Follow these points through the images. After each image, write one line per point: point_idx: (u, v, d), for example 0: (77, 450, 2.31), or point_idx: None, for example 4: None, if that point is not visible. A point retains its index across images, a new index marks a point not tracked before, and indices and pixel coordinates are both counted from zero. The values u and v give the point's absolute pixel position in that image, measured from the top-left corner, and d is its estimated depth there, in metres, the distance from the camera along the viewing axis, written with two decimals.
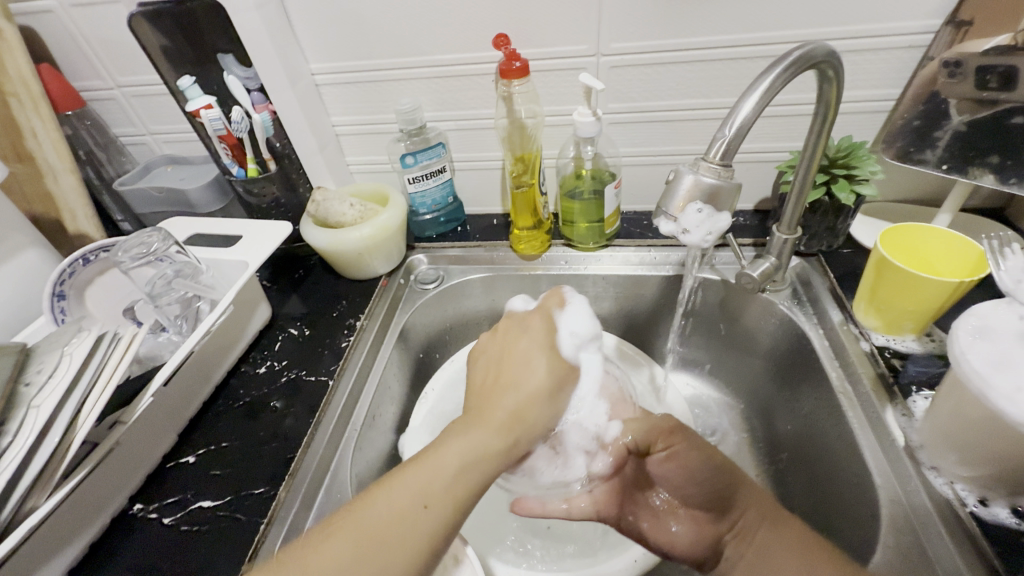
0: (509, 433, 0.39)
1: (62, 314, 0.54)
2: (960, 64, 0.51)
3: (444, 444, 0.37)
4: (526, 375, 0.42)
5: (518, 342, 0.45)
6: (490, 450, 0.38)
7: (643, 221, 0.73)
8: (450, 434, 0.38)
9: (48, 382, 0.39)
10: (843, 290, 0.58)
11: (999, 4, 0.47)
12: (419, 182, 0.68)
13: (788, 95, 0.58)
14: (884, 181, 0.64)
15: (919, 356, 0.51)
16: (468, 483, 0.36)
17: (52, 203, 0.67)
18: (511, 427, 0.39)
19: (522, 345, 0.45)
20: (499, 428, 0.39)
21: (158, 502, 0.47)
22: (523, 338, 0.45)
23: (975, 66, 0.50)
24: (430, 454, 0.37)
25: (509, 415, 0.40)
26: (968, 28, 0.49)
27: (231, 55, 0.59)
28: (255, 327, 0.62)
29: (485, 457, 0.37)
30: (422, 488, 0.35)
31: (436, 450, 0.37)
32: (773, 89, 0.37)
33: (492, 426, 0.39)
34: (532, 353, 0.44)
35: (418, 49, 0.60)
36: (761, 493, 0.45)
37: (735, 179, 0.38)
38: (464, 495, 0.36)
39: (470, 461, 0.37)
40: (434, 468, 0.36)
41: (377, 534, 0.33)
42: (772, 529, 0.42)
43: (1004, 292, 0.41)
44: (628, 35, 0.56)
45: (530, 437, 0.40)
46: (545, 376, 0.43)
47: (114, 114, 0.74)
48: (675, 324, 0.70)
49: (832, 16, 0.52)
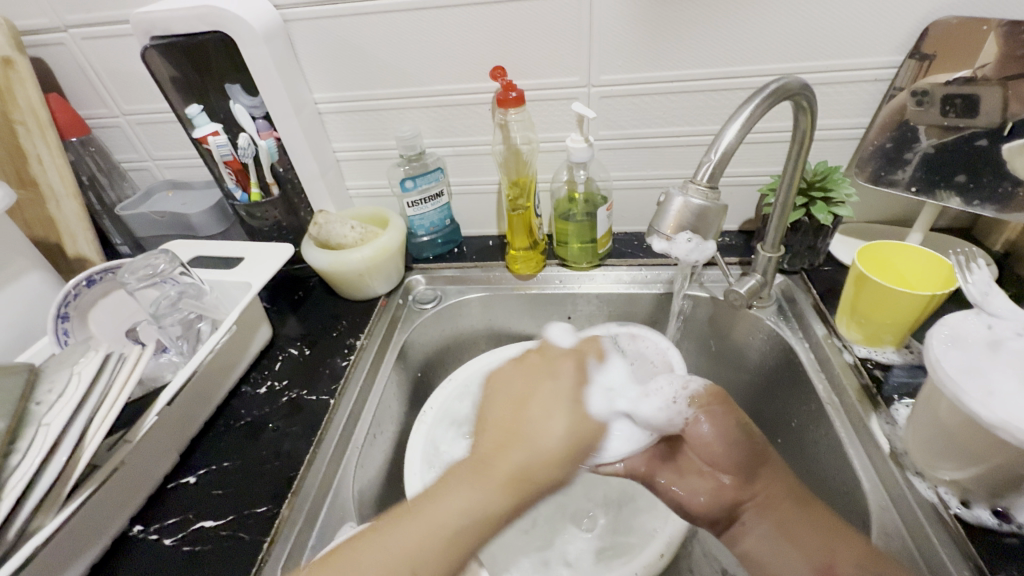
0: (509, 494, 0.36)
1: (65, 336, 0.55)
2: (927, 94, 0.55)
3: (444, 501, 0.36)
4: (542, 428, 0.39)
5: (546, 383, 0.41)
6: (491, 512, 0.36)
7: (634, 242, 0.76)
8: (453, 484, 0.37)
9: (58, 401, 0.40)
10: (826, 305, 0.61)
11: (958, 41, 0.52)
12: (418, 206, 0.70)
13: (766, 123, 0.62)
14: (859, 203, 0.68)
15: (899, 366, 0.53)
16: (463, 543, 0.35)
17: (53, 227, 0.67)
18: (515, 485, 0.37)
19: (549, 388, 0.41)
20: (510, 486, 0.37)
21: (159, 523, 0.47)
22: (550, 383, 0.41)
23: (940, 95, 0.55)
24: (428, 505, 0.36)
25: (514, 474, 0.37)
26: (931, 62, 0.54)
27: (238, 85, 0.62)
28: (256, 348, 0.62)
29: (485, 519, 0.36)
30: (414, 548, 0.34)
31: (435, 504, 0.36)
32: (754, 118, 0.40)
33: (494, 481, 0.37)
34: (550, 409, 0.40)
35: (418, 80, 0.63)
36: (784, 477, 0.46)
37: (721, 201, 0.41)
38: (456, 553, 0.35)
39: (466, 523, 0.35)
40: (438, 520, 0.35)
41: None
42: (795, 506, 0.44)
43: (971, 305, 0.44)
44: (617, 68, 0.60)
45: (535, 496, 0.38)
46: (564, 436, 0.39)
47: (118, 141, 0.76)
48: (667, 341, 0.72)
49: (804, 52, 0.56)
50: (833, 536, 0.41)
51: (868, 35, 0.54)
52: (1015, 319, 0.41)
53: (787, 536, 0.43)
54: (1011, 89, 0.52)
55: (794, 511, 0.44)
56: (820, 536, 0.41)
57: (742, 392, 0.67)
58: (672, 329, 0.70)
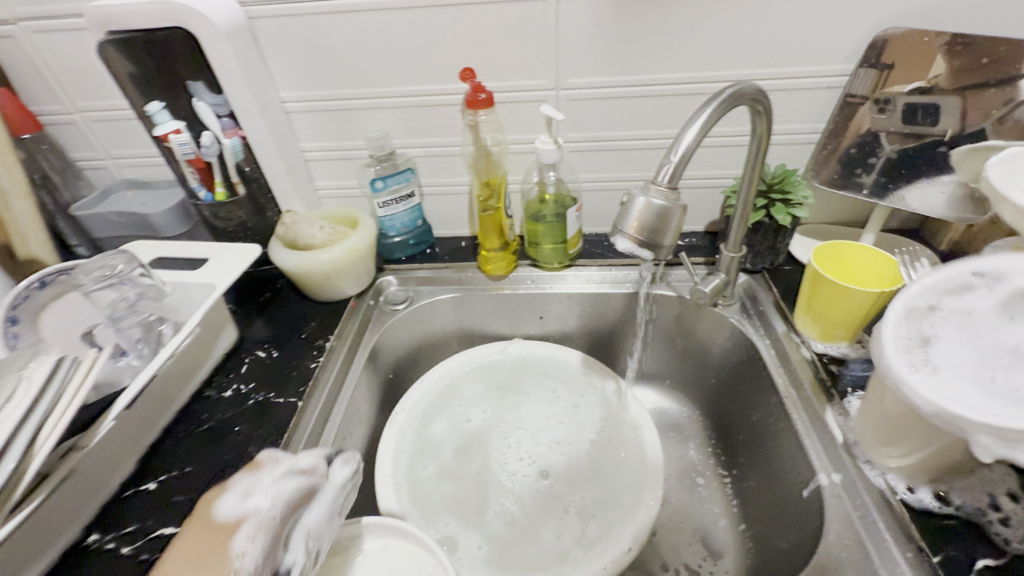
0: None
1: (14, 339, 0.52)
2: (889, 102, 0.58)
3: None
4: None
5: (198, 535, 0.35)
6: None
7: (604, 242, 0.77)
8: None
9: (6, 405, 0.38)
10: (785, 303, 0.63)
11: (917, 55, 0.55)
12: (388, 206, 0.70)
13: (727, 127, 0.64)
14: (816, 205, 0.71)
15: (852, 360, 0.56)
16: None
17: (3, 227, 0.65)
18: None
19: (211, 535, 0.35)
20: None
21: (115, 531, 0.45)
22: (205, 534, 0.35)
23: (902, 103, 0.58)
24: None
25: None
26: (890, 71, 0.57)
27: (201, 82, 0.61)
28: (219, 351, 0.61)
29: None
30: None
31: None
32: (710, 123, 0.42)
33: None
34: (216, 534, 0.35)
35: (388, 81, 0.63)
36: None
37: (681, 201, 0.42)
38: None
39: None
40: None
41: None
42: None
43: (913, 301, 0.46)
44: (584, 71, 0.61)
45: None
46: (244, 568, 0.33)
47: (73, 138, 0.73)
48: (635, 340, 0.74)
49: (760, 60, 0.58)
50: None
51: (820, 43, 0.57)
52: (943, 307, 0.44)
53: None
54: (968, 100, 0.55)
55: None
56: None
57: (707, 384, 0.71)
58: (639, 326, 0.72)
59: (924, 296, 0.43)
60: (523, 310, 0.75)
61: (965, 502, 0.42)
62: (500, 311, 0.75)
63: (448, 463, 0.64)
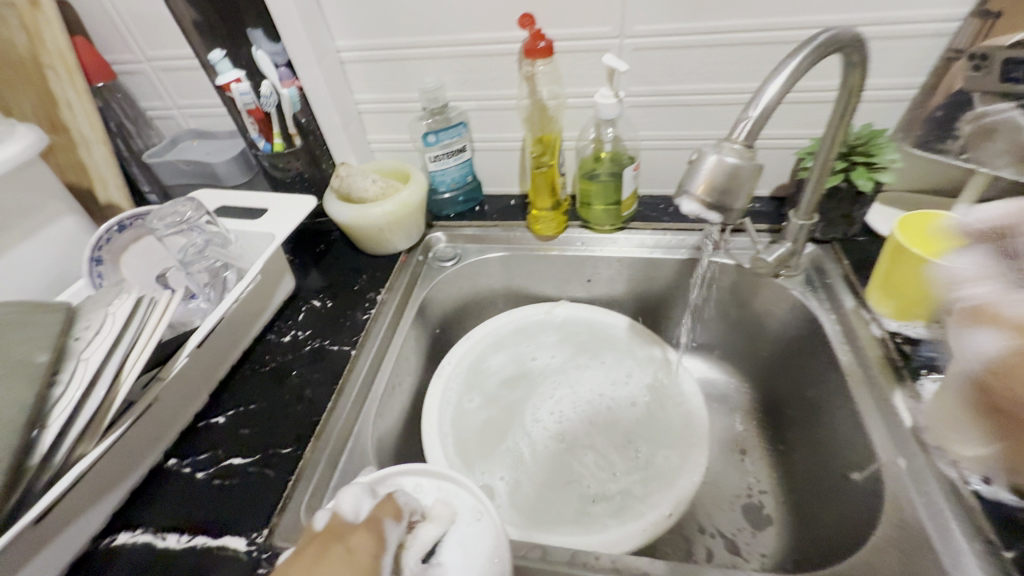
0: None
1: (100, 278, 0.56)
2: (985, 57, 0.51)
3: None
4: None
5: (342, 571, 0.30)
6: None
7: (659, 205, 0.73)
8: None
9: (96, 337, 0.41)
10: (857, 277, 0.59)
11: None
12: (440, 161, 0.69)
13: (809, 81, 0.58)
14: (902, 171, 0.64)
15: (929, 341, 0.51)
16: None
17: (85, 173, 0.69)
18: None
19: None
20: None
21: (191, 458, 0.49)
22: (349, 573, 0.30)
23: (1000, 59, 0.50)
24: None
25: None
26: (994, 20, 0.49)
27: (260, 30, 0.61)
28: (279, 299, 0.63)
29: None
30: None
31: None
32: (800, 72, 0.38)
33: None
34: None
35: (444, 29, 0.61)
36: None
37: (757, 161, 0.39)
38: None
39: None
40: None
41: None
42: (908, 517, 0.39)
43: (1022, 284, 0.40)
44: (652, 18, 0.56)
45: None
46: None
47: (143, 87, 0.75)
48: (690, 308, 0.71)
49: (857, 3, 0.52)
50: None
51: None
52: None
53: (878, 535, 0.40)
54: None
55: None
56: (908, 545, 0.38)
57: (761, 361, 0.68)
58: (696, 295, 0.69)
59: None
60: (572, 272, 0.73)
61: None
62: (548, 272, 0.74)
63: (491, 390, 0.66)
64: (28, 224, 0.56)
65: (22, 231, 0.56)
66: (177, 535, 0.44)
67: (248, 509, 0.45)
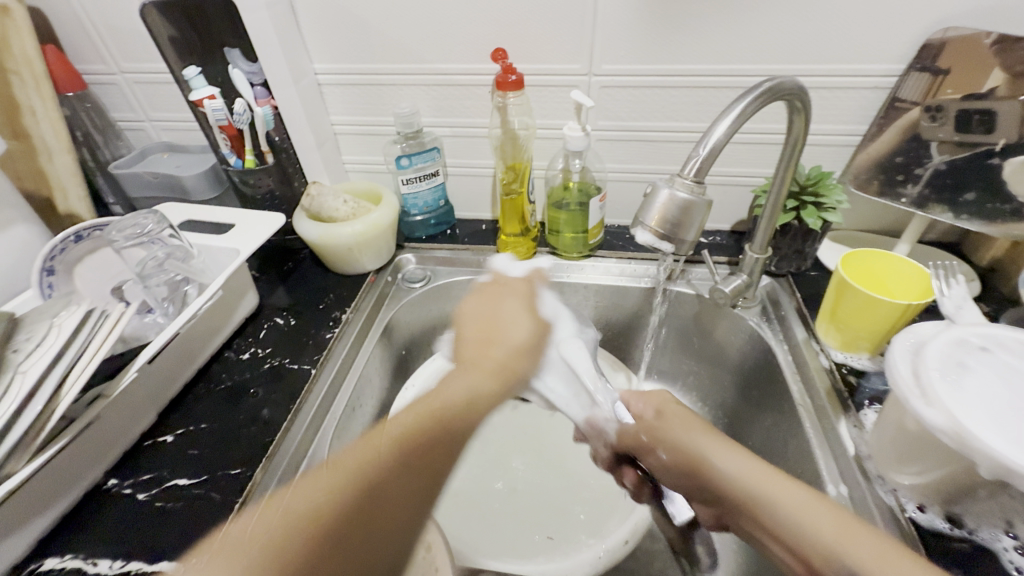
0: (496, 381, 0.44)
1: (50, 289, 0.54)
2: (941, 109, 0.55)
3: (443, 389, 0.43)
4: (450, 386, 0.43)
5: (502, 331, 0.49)
6: (485, 390, 0.43)
7: (625, 235, 0.76)
8: (448, 378, 0.44)
9: (36, 350, 0.40)
10: (809, 309, 0.62)
11: (974, 62, 0.52)
12: (413, 184, 0.70)
13: (762, 125, 0.62)
14: (849, 211, 0.68)
15: (873, 373, 0.54)
16: (467, 412, 0.41)
17: (43, 181, 0.67)
18: (504, 376, 0.45)
19: (502, 311, 0.50)
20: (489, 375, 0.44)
21: (133, 478, 0.48)
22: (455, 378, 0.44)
23: (955, 111, 0.54)
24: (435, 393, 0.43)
25: (499, 365, 0.46)
26: (944, 77, 0.53)
27: (237, 50, 0.62)
28: (241, 315, 0.62)
29: (478, 397, 0.43)
30: (430, 428, 0.40)
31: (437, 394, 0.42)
32: (745, 115, 0.41)
33: (480, 370, 0.44)
34: (456, 376, 0.44)
35: (418, 58, 0.63)
36: (792, 493, 0.38)
37: (706, 196, 0.41)
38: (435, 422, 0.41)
39: (473, 397, 0.42)
40: (438, 409, 0.41)
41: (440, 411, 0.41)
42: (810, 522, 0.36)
43: (905, 329, 0.43)
44: (618, 59, 0.59)
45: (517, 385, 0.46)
46: (528, 334, 0.49)
47: (114, 98, 0.75)
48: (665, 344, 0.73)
49: (805, 56, 0.56)
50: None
51: (870, 40, 0.54)
52: (934, 330, 0.42)
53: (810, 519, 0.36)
54: None
55: (753, 472, 0.41)
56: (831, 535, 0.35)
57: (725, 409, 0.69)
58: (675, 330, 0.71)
59: (975, 336, 0.40)
60: None
61: (977, 526, 0.41)
62: None
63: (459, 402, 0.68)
64: None
65: None
66: (110, 560, 0.42)
67: (188, 536, 0.43)
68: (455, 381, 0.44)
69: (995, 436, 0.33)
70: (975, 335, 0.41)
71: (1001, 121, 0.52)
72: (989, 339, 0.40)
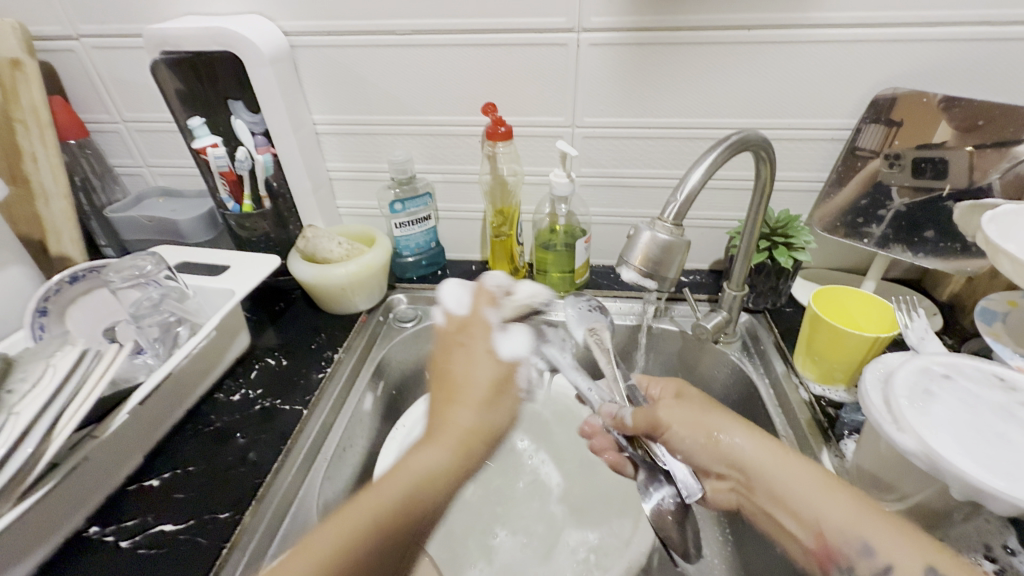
0: (466, 453, 0.43)
1: (41, 330, 0.54)
2: (899, 157, 0.61)
3: (412, 458, 0.42)
4: (427, 456, 0.42)
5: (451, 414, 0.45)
6: (443, 466, 0.42)
7: (610, 274, 0.79)
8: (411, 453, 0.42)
9: (31, 391, 0.40)
10: (786, 343, 0.64)
11: (922, 116, 0.58)
12: (405, 227, 0.73)
13: (733, 173, 0.67)
14: (818, 251, 0.73)
15: (850, 404, 0.56)
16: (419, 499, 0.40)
17: (39, 224, 0.68)
18: (464, 448, 0.44)
19: (459, 368, 0.49)
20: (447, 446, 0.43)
21: (116, 524, 0.46)
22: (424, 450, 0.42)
23: (911, 158, 0.60)
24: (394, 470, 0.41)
25: (464, 434, 0.44)
26: (898, 128, 0.59)
27: (241, 102, 0.65)
28: (232, 355, 0.63)
29: (433, 473, 0.41)
30: (382, 495, 0.39)
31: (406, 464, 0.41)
32: (716, 165, 0.44)
33: (448, 446, 0.43)
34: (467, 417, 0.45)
35: (413, 110, 0.67)
36: (812, 471, 0.42)
37: (685, 237, 0.44)
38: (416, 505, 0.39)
39: (431, 475, 0.41)
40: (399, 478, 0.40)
41: (424, 477, 0.41)
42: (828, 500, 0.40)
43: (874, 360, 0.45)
44: (599, 112, 0.64)
45: (480, 453, 0.45)
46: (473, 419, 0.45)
47: (114, 146, 0.77)
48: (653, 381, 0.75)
49: (768, 111, 0.61)
50: (893, 545, 0.37)
51: (825, 98, 0.60)
52: (900, 360, 0.44)
53: (831, 498, 0.40)
54: (974, 157, 0.57)
55: (768, 452, 0.45)
56: (848, 512, 0.39)
57: None
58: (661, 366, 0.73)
59: (938, 365, 0.43)
60: None
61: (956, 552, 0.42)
62: None
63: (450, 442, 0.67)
64: None
65: None
66: None
67: None
68: (423, 454, 0.42)
69: (965, 459, 0.35)
70: (937, 364, 0.43)
71: (952, 168, 0.58)
72: (950, 367, 0.43)
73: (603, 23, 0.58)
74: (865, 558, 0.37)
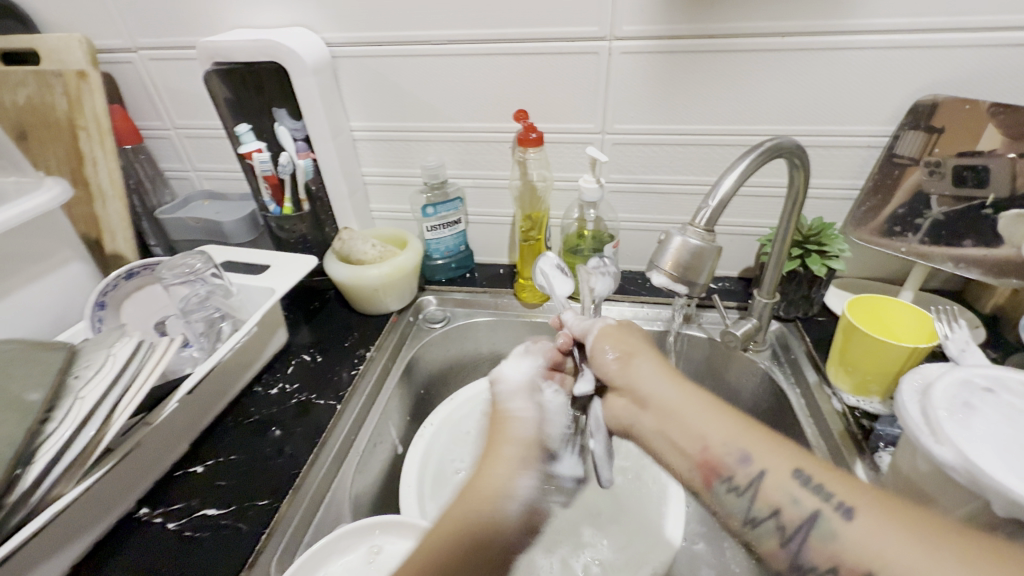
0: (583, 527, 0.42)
1: (100, 322, 0.58)
2: (940, 164, 0.59)
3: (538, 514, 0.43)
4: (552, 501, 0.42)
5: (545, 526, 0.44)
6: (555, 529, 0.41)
7: (637, 280, 0.79)
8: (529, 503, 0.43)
9: (94, 376, 0.43)
10: (819, 353, 0.63)
11: (965, 123, 0.56)
12: (436, 230, 0.75)
13: (765, 180, 0.66)
14: (853, 260, 0.71)
15: (885, 416, 0.55)
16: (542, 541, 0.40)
17: (96, 224, 0.73)
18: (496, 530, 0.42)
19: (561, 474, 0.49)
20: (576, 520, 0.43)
21: (164, 507, 0.49)
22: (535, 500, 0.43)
23: (952, 166, 0.58)
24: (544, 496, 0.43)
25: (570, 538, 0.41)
26: (939, 134, 0.58)
27: (285, 109, 0.68)
28: (271, 351, 0.65)
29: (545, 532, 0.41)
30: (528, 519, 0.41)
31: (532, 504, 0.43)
32: (748, 172, 0.44)
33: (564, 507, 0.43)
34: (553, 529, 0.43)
35: (447, 117, 0.69)
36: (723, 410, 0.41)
37: (716, 244, 0.44)
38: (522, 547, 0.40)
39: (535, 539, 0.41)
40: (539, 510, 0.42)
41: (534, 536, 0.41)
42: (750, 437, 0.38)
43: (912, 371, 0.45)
44: (630, 119, 0.65)
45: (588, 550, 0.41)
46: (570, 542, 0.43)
47: (165, 151, 0.82)
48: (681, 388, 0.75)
49: (802, 118, 0.61)
50: (773, 456, 0.37)
51: (861, 105, 0.59)
52: (940, 371, 0.43)
53: (745, 433, 0.39)
54: (1017, 164, 0.55)
55: (683, 394, 0.43)
56: (773, 448, 0.38)
57: None
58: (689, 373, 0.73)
59: (980, 377, 0.42)
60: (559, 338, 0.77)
61: None
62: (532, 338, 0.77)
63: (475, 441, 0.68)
64: (34, 271, 0.59)
65: (31, 276, 0.58)
66: None
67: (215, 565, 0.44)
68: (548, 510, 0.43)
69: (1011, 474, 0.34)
70: (980, 377, 0.42)
71: (993, 176, 0.57)
72: (995, 380, 0.42)
73: (636, 32, 0.58)
74: (797, 505, 0.35)
